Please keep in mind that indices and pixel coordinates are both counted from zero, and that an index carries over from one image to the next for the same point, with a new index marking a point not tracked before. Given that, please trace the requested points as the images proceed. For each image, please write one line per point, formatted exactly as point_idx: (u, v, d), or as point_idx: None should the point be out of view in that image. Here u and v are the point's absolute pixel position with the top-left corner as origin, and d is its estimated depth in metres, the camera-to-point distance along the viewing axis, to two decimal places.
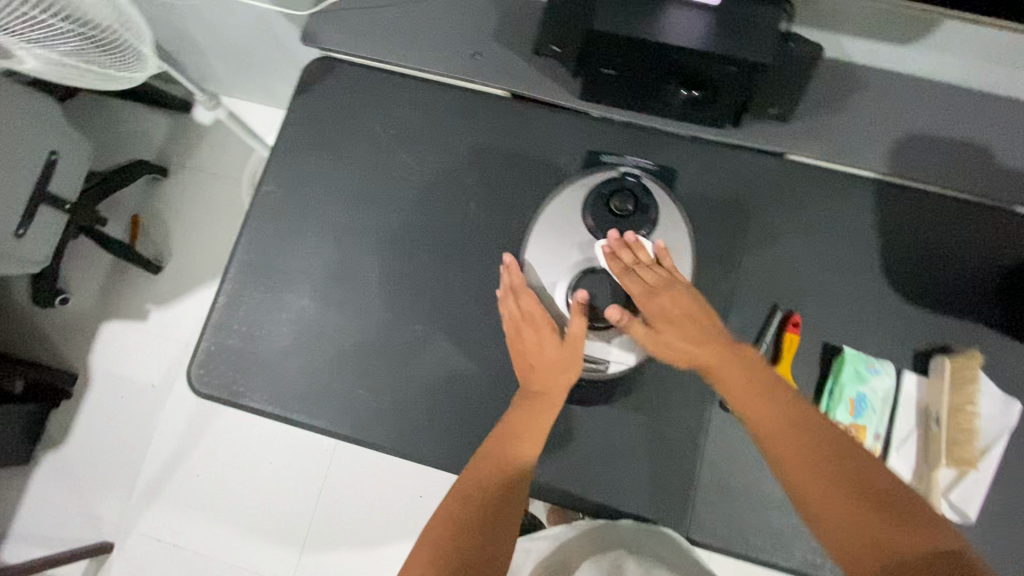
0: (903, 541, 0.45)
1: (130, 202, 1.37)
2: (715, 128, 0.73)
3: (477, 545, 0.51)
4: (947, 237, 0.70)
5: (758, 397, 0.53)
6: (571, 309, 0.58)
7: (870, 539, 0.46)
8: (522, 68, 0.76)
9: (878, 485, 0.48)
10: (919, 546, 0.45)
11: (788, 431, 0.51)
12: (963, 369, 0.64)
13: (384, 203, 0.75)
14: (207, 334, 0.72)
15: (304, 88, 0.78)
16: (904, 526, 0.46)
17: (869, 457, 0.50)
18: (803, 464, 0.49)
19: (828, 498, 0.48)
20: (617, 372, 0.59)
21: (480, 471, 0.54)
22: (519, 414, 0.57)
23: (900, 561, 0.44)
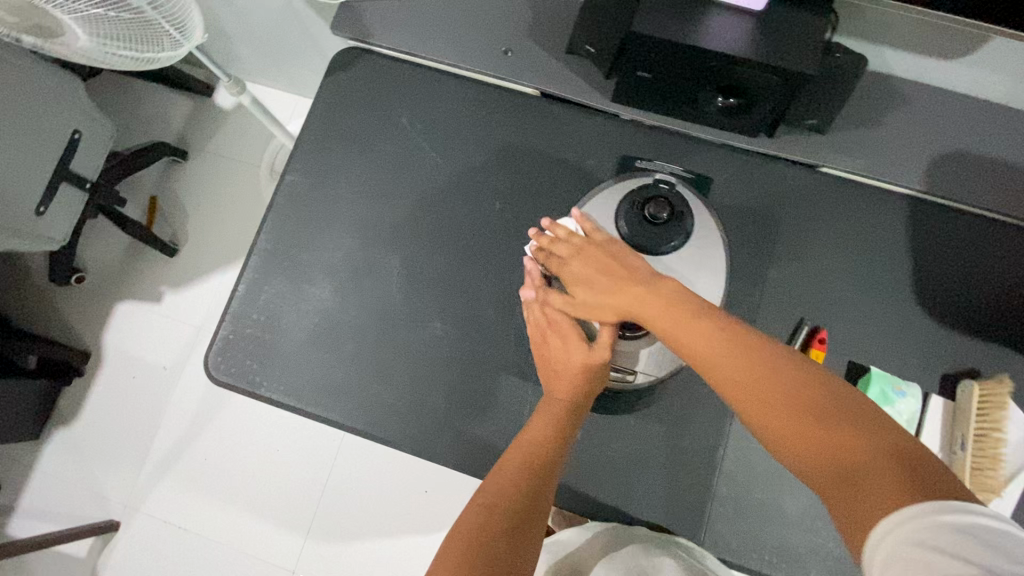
0: (852, 452, 0.41)
1: (149, 183, 1.37)
2: (750, 137, 0.71)
3: (505, 546, 0.50)
4: (982, 259, 0.69)
5: (681, 335, 0.51)
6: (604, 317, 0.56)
7: (820, 456, 0.43)
8: (553, 66, 0.74)
9: (813, 400, 0.45)
10: (869, 454, 0.41)
11: (721, 358, 0.48)
12: (992, 395, 0.63)
13: (408, 197, 0.74)
14: (226, 320, 0.71)
15: (333, 79, 0.78)
16: (852, 435, 0.42)
17: (795, 371, 0.46)
18: (741, 392, 0.47)
19: (773, 424, 0.45)
20: (644, 382, 0.59)
21: (508, 474, 0.53)
22: (550, 420, 0.56)
23: (855, 478, 0.40)
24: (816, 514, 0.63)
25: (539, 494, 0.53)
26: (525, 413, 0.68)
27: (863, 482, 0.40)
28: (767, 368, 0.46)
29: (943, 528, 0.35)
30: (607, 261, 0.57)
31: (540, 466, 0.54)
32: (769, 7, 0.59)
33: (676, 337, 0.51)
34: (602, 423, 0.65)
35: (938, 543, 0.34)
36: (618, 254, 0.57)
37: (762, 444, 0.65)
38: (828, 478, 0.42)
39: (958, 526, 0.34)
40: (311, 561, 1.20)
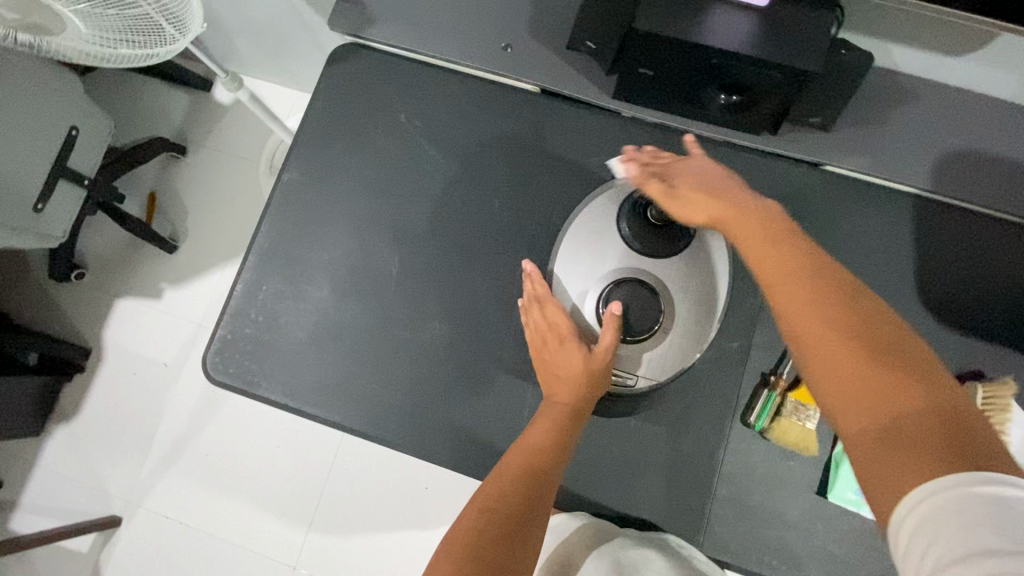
0: (908, 401, 0.37)
1: (149, 179, 1.36)
2: (752, 135, 0.70)
3: (501, 551, 0.47)
4: (987, 258, 0.68)
5: (763, 241, 0.48)
6: (604, 320, 0.54)
7: (872, 393, 0.39)
8: (554, 62, 0.73)
9: (883, 336, 0.40)
10: (930, 404, 0.37)
11: (793, 278, 0.45)
12: (996, 398, 0.62)
13: (407, 196, 0.73)
14: (224, 319, 0.71)
15: (331, 76, 0.77)
16: (914, 384, 0.38)
17: (878, 309, 0.42)
18: (806, 313, 0.43)
19: (832, 352, 0.41)
20: (645, 387, 0.56)
21: (506, 480, 0.52)
22: (547, 427, 0.56)
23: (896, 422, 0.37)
24: (816, 516, 0.63)
25: (537, 499, 0.51)
26: (524, 414, 0.67)
27: (910, 434, 0.36)
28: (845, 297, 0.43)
29: (983, 505, 0.32)
30: (707, 172, 0.55)
31: (539, 472, 0.53)
32: (774, 2, 0.58)
33: (752, 250, 0.48)
34: (601, 423, 0.64)
35: (974, 516, 0.31)
36: (722, 179, 0.54)
37: (762, 446, 0.64)
38: (869, 422, 0.38)
39: (999, 504, 0.31)
40: (312, 556, 1.21)
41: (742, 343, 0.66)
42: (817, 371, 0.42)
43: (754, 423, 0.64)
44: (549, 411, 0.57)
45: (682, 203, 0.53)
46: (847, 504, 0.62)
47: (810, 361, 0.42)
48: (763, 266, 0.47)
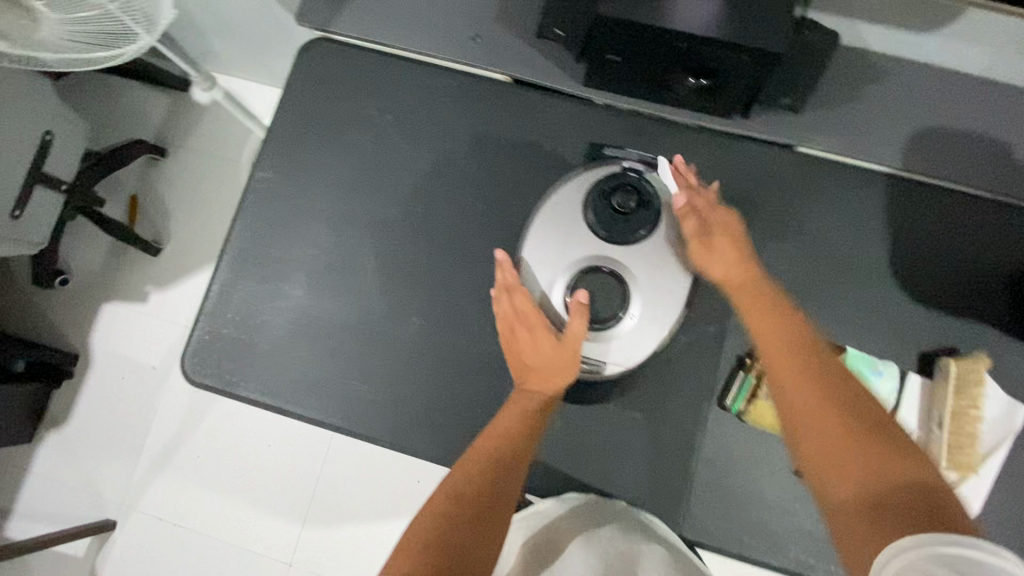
0: (898, 480, 0.42)
1: (129, 182, 1.35)
2: (724, 119, 0.70)
3: (470, 539, 0.47)
4: (960, 234, 0.68)
5: (763, 315, 0.52)
6: (571, 308, 0.54)
7: (855, 468, 0.43)
8: (524, 51, 0.73)
9: (868, 417, 0.45)
10: (908, 481, 0.42)
11: (796, 356, 0.49)
12: (968, 372, 0.63)
13: (381, 190, 0.73)
14: (201, 321, 0.71)
15: (300, 72, 0.76)
16: (895, 464, 0.43)
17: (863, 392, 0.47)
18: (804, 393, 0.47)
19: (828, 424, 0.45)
20: (614, 373, 0.56)
21: (475, 468, 0.52)
22: (516, 414, 0.55)
23: (876, 495, 0.42)
24: (793, 496, 0.64)
25: (507, 487, 0.51)
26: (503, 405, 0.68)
27: (895, 506, 0.41)
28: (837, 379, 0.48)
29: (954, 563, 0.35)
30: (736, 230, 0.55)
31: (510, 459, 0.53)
32: None
33: (757, 323, 0.52)
34: (580, 411, 0.65)
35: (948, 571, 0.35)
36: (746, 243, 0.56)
37: (740, 429, 0.65)
38: (855, 494, 0.43)
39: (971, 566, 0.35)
40: (307, 552, 1.22)
41: (717, 327, 0.66)
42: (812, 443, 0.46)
43: (730, 405, 0.64)
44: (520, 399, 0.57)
45: (714, 255, 0.54)
46: None
47: (807, 431, 0.46)
48: (767, 338, 0.51)
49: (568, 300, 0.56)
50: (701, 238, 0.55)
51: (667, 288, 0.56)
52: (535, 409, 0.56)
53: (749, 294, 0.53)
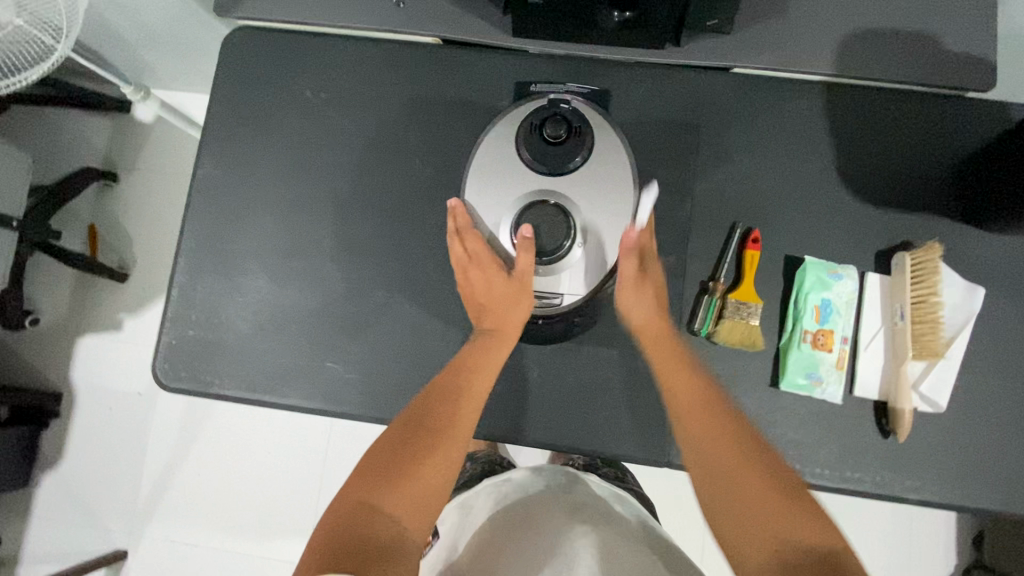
0: (798, 534, 0.46)
1: (85, 212, 1.33)
2: (659, 51, 0.69)
3: (427, 467, 0.51)
4: (902, 133, 0.69)
5: (682, 378, 0.58)
6: (518, 245, 0.56)
7: (761, 523, 0.48)
8: (448, 9, 0.71)
9: (780, 476, 0.51)
10: (811, 540, 0.46)
11: (704, 417, 0.55)
12: (925, 261, 0.64)
13: (328, 171, 0.72)
14: (166, 327, 0.70)
15: (227, 64, 0.74)
16: (798, 521, 0.47)
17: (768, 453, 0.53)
18: (721, 453, 0.53)
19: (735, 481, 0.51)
20: (571, 303, 0.57)
21: (433, 402, 0.55)
22: (475, 350, 0.58)
23: (780, 543, 0.46)
24: (772, 408, 0.65)
25: (462, 421, 0.54)
26: None
27: (799, 567, 0.44)
28: (739, 432, 0.54)
29: None
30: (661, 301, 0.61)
31: (468, 394, 0.56)
32: None
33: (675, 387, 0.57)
34: (553, 356, 0.66)
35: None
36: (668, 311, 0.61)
37: (712, 350, 0.66)
38: (764, 554, 0.46)
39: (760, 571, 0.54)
40: None
41: (677, 256, 0.67)
42: (717, 497, 0.51)
43: (700, 329, 0.65)
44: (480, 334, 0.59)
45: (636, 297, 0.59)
46: (800, 390, 0.64)
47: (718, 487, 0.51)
48: (679, 401, 0.57)
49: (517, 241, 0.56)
50: (634, 282, 0.59)
51: (611, 215, 0.57)
52: (494, 344, 0.58)
53: (666, 354, 0.59)
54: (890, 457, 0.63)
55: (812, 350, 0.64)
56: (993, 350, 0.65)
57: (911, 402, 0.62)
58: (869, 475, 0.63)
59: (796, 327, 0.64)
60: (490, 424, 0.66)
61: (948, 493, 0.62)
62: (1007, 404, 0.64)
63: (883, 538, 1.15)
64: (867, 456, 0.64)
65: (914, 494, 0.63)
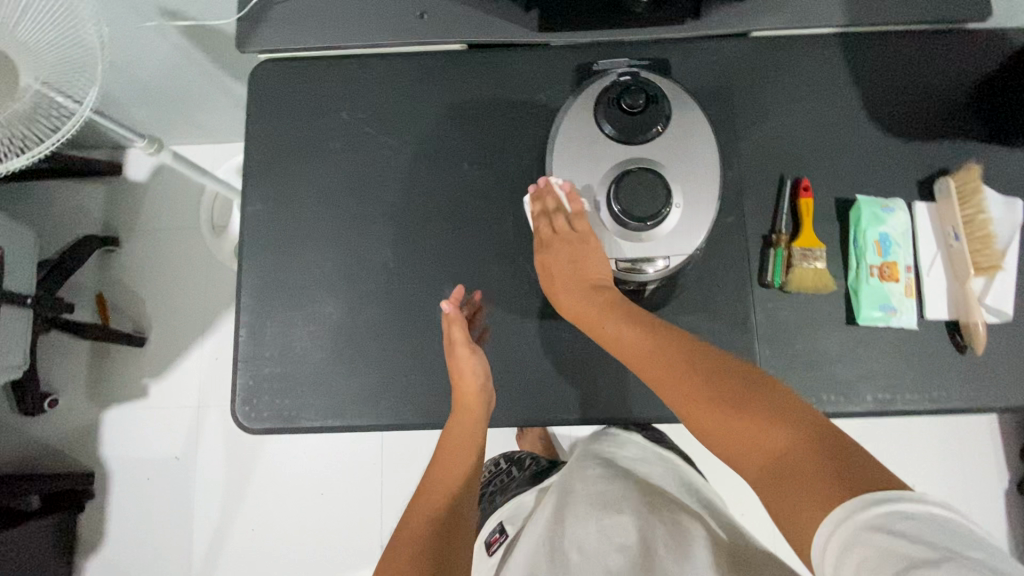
0: (784, 445, 0.43)
1: (90, 281, 1.29)
2: (681, 26, 0.72)
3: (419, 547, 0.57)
4: (918, 69, 0.73)
5: (619, 338, 0.55)
6: (450, 322, 0.65)
7: (746, 440, 0.45)
8: (472, 14, 0.72)
9: (740, 385, 0.48)
10: (798, 442, 0.42)
11: (657, 364, 0.52)
12: (968, 184, 0.67)
13: (377, 188, 0.72)
14: (239, 369, 0.69)
15: (258, 100, 0.74)
16: (778, 428, 0.44)
17: (727, 365, 0.50)
18: (678, 398, 0.50)
19: (706, 423, 0.48)
20: (680, 264, 0.54)
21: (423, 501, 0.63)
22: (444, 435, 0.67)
23: (774, 457, 0.43)
24: (854, 344, 0.67)
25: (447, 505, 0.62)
26: (562, 349, 0.69)
27: (807, 474, 0.40)
28: (689, 364, 0.50)
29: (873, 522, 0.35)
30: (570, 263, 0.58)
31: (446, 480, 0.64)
32: None
33: (622, 346, 0.55)
34: None
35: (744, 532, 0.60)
36: (581, 260, 0.57)
37: (784, 299, 0.68)
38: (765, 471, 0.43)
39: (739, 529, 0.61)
40: None
41: (736, 216, 0.69)
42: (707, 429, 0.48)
43: (773, 281, 0.67)
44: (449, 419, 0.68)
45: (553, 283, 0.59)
46: (877, 322, 0.66)
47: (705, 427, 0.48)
48: (641, 367, 0.53)
49: (617, 210, 0.54)
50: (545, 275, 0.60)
51: (701, 163, 0.54)
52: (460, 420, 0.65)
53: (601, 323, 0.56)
54: (969, 371, 0.66)
55: (881, 282, 0.67)
56: None
57: (981, 315, 0.65)
58: (955, 391, 0.66)
59: (861, 263, 0.67)
60: (585, 406, 0.68)
61: None
62: None
63: (938, 468, 1.19)
64: (948, 372, 0.66)
65: (996, 401, 0.66)
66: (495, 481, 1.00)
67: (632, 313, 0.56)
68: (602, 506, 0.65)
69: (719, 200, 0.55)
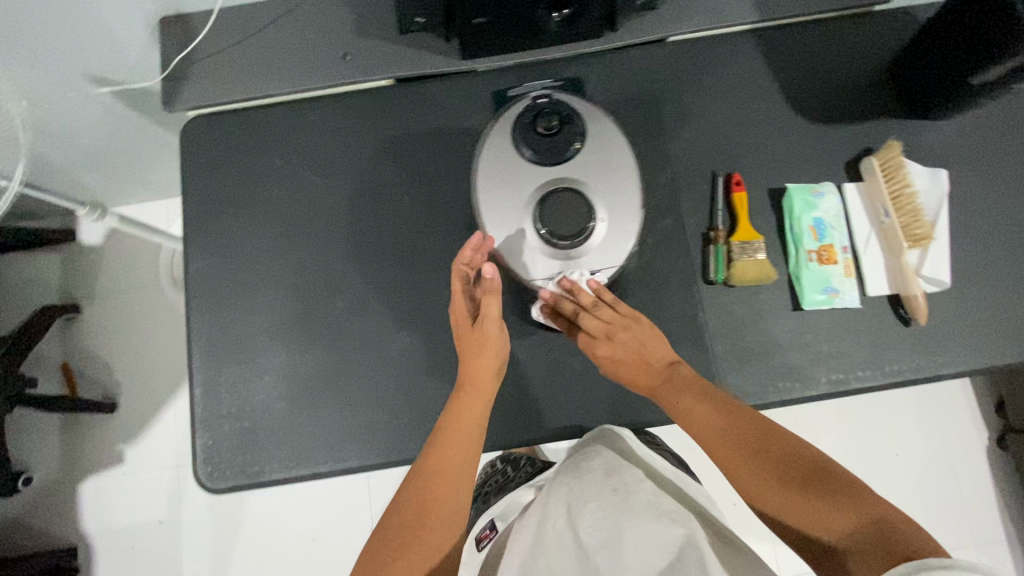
0: (846, 525, 0.48)
1: (54, 352, 1.26)
2: (599, 39, 0.74)
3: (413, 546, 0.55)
4: (831, 55, 0.75)
5: (684, 411, 0.57)
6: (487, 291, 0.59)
7: (808, 518, 0.50)
8: (394, 49, 0.74)
9: (799, 462, 0.52)
10: (857, 521, 0.47)
11: (719, 439, 0.55)
12: (890, 160, 0.69)
13: (319, 230, 0.72)
14: (197, 430, 0.68)
15: (190, 157, 0.74)
16: (839, 508, 0.48)
17: (785, 439, 0.54)
18: (738, 470, 0.54)
19: (769, 498, 0.52)
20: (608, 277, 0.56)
21: (412, 488, 0.57)
22: (450, 413, 0.60)
23: (833, 533, 0.48)
24: (803, 329, 0.68)
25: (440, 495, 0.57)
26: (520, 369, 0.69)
27: (873, 554, 0.45)
28: (750, 439, 0.54)
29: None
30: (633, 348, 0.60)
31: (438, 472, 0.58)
32: None
33: (685, 418, 0.58)
34: None
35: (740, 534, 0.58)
36: (645, 343, 0.61)
37: (729, 294, 0.69)
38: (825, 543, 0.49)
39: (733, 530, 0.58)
40: None
41: (673, 218, 0.70)
42: (765, 502, 0.52)
43: (715, 277, 0.68)
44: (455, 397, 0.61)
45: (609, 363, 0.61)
46: (821, 305, 0.67)
47: (764, 500, 0.52)
48: (702, 437, 0.56)
49: (544, 232, 0.54)
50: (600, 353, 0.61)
51: (621, 177, 0.56)
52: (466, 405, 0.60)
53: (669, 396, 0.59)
54: (916, 342, 0.68)
55: (820, 266, 0.68)
56: (970, 219, 0.70)
57: (919, 285, 0.67)
58: (905, 363, 0.67)
59: (799, 250, 0.69)
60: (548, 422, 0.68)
61: (976, 358, 0.68)
62: (996, 263, 0.70)
63: (917, 433, 1.21)
64: (896, 346, 0.68)
65: (944, 368, 0.67)
66: (492, 481, 1.00)
67: (701, 388, 0.58)
68: (605, 507, 0.58)
69: (643, 215, 0.56)
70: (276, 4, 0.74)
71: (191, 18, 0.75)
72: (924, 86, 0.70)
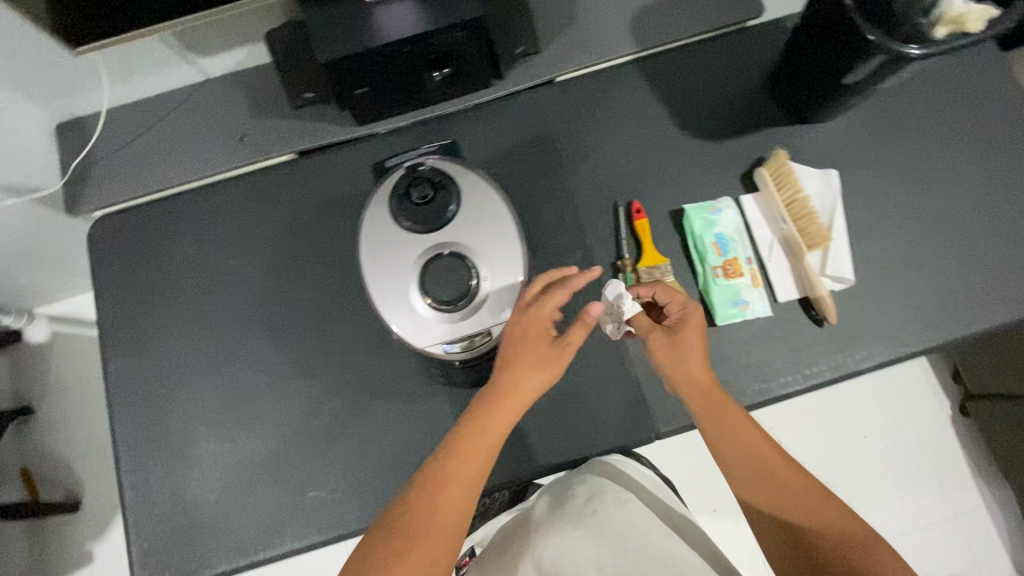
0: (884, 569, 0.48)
1: (11, 459, 1.23)
2: (488, 89, 0.76)
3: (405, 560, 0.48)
4: (713, 74, 0.78)
5: (727, 426, 0.56)
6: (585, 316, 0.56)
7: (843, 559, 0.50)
8: (289, 125, 0.75)
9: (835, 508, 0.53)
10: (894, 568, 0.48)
11: (757, 460, 0.55)
12: (779, 168, 0.71)
13: (236, 312, 0.73)
14: (132, 534, 0.67)
15: (100, 258, 0.75)
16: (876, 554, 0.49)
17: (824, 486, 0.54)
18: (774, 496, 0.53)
19: (804, 529, 0.52)
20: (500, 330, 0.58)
21: (421, 493, 0.51)
22: (486, 412, 0.54)
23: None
24: (721, 344, 0.69)
25: (449, 502, 0.50)
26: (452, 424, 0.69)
27: None
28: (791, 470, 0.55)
29: None
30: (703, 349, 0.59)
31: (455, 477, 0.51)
32: None
33: (724, 431, 0.56)
34: None
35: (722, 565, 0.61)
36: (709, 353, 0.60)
37: None
38: None
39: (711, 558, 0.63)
40: None
41: (581, 252, 0.72)
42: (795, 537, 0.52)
43: None
44: (486, 397, 0.55)
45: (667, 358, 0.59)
46: (734, 319, 0.69)
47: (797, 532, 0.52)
48: (742, 454, 0.56)
49: (428, 300, 0.57)
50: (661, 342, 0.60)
51: (498, 234, 0.59)
52: (502, 408, 0.54)
53: (712, 409, 0.57)
54: (832, 341, 0.69)
55: (727, 281, 0.69)
56: (865, 214, 0.73)
57: (825, 286, 0.68)
58: (825, 364, 0.69)
59: (705, 267, 0.70)
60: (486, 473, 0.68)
61: (892, 348, 0.69)
62: (897, 253, 0.72)
63: (882, 413, 1.22)
64: (814, 348, 0.69)
65: (862, 362, 0.69)
66: None
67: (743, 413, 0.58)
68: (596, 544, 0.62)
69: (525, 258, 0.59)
70: (170, 98, 0.76)
71: (87, 121, 0.76)
72: (805, 92, 0.72)
